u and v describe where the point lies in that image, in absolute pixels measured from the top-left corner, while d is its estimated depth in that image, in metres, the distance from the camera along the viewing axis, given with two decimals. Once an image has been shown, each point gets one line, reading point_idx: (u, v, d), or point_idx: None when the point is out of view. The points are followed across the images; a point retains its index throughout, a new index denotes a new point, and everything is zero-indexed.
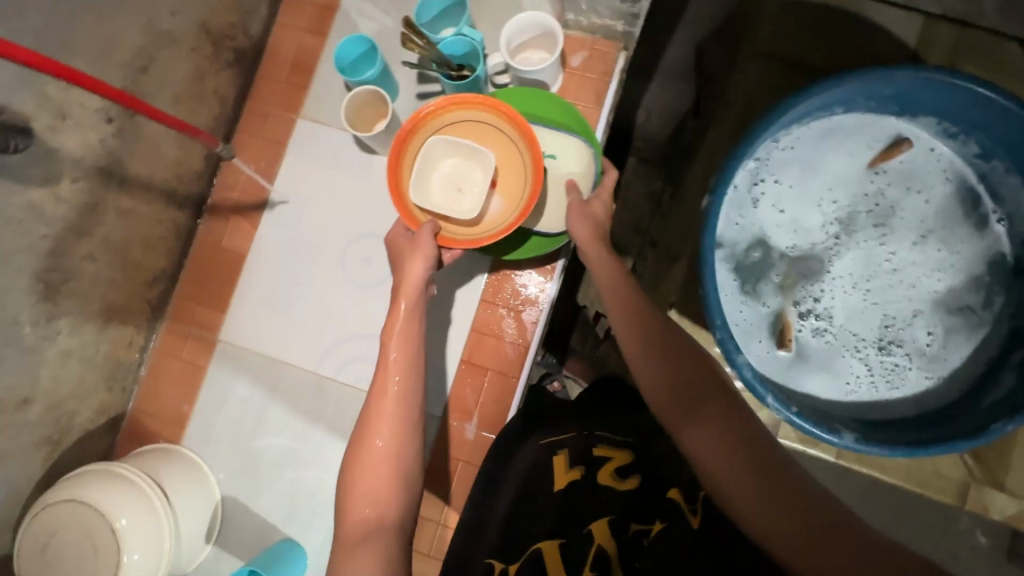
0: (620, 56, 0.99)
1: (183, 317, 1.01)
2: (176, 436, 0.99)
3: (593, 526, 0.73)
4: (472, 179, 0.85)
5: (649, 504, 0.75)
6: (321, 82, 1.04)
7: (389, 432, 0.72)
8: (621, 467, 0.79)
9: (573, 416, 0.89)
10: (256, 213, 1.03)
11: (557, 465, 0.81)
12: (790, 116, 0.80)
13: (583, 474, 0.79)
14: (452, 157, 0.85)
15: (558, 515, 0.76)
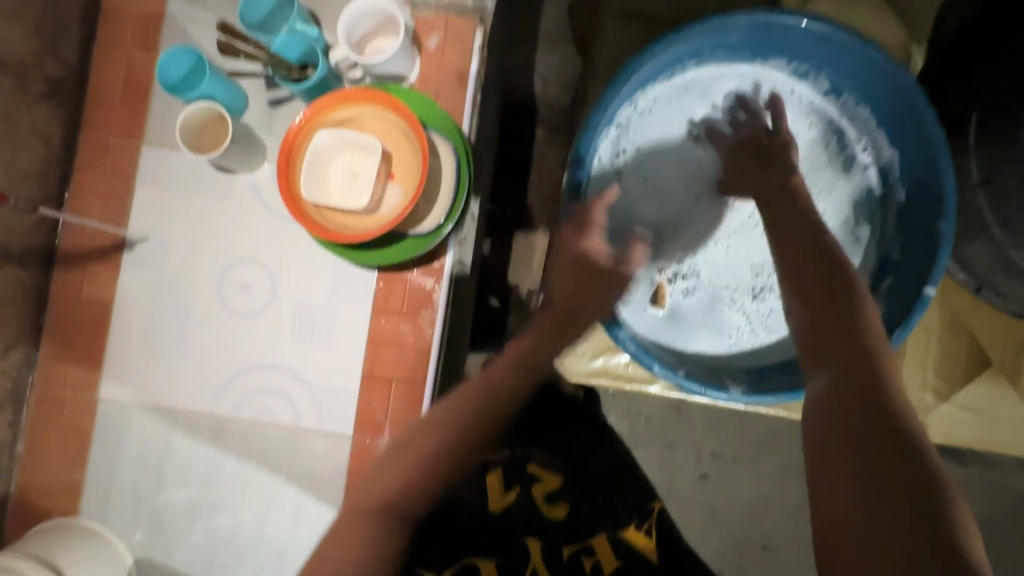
0: (478, 32, 0.94)
1: (53, 381, 0.93)
2: (71, 508, 0.92)
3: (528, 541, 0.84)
4: (363, 167, 0.80)
5: (578, 527, 0.87)
6: (159, 102, 0.94)
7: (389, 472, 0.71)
8: (551, 492, 0.90)
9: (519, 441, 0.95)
10: (115, 256, 0.94)
11: (491, 485, 0.89)
12: (643, 76, 0.81)
13: (519, 494, 0.89)
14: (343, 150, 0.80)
15: (496, 537, 0.85)
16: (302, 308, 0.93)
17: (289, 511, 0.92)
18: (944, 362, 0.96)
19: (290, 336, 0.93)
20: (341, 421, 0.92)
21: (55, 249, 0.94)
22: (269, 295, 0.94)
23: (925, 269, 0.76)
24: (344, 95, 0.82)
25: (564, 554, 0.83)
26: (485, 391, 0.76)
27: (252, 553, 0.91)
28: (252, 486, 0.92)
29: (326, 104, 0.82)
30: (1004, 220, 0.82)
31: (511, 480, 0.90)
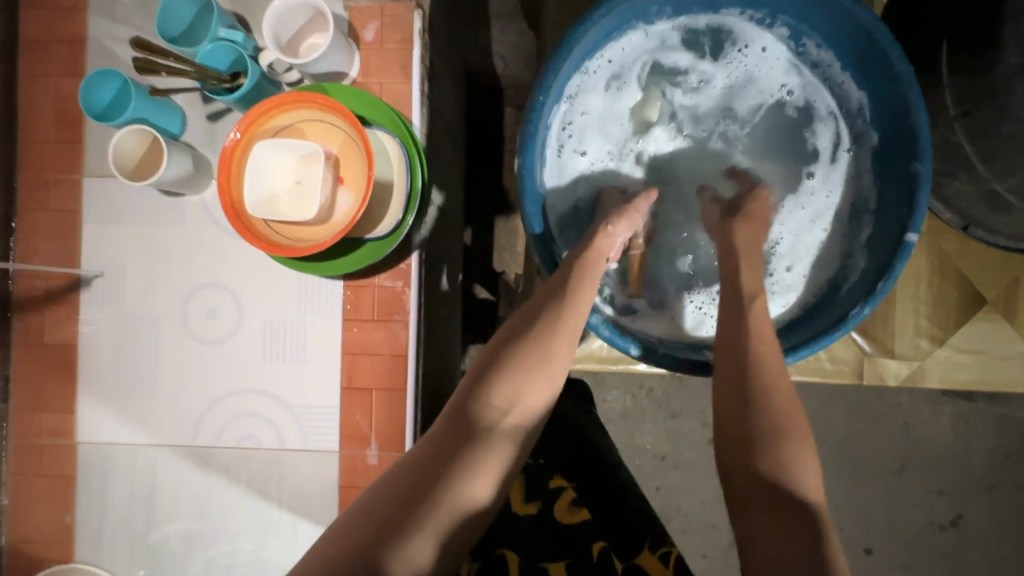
0: (416, 17, 0.89)
1: (26, 431, 0.91)
2: (66, 554, 0.91)
3: (548, 565, 0.81)
4: (306, 176, 0.77)
5: (596, 531, 0.84)
6: (94, 130, 0.90)
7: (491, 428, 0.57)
8: (573, 501, 0.86)
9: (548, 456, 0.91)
10: (72, 296, 0.91)
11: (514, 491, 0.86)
12: (589, 43, 0.76)
13: (539, 506, 0.85)
14: (283, 160, 0.77)
15: (528, 538, 0.83)
16: (271, 326, 0.91)
17: (285, 533, 0.91)
18: (937, 305, 0.93)
19: (262, 357, 0.91)
20: (326, 436, 0.90)
21: (10, 296, 0.91)
22: (236, 317, 0.91)
23: (904, 216, 0.73)
24: (279, 100, 0.77)
25: (591, 554, 0.81)
26: (557, 345, 0.63)
27: None
28: (244, 513, 0.91)
29: (263, 112, 0.77)
30: (986, 151, 0.77)
31: (531, 491, 0.86)
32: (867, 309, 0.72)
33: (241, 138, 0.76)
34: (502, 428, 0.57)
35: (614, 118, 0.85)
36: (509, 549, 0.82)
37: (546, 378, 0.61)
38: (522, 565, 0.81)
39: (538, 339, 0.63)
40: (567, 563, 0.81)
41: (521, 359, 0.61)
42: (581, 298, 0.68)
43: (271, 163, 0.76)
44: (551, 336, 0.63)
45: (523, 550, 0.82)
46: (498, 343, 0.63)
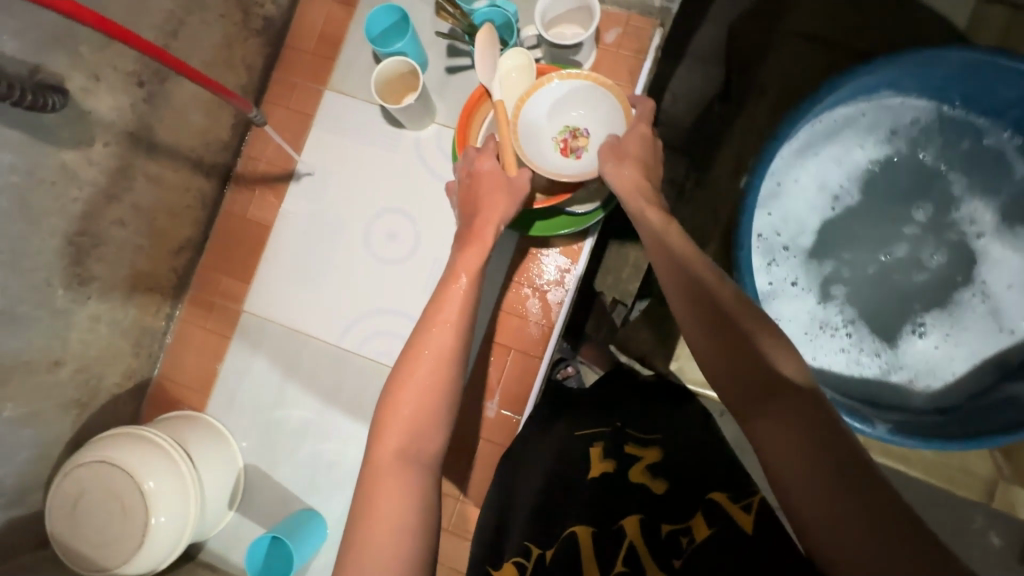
0: (656, 34, 0.97)
1: (207, 287, 1.02)
2: (201, 404, 1.01)
3: (624, 521, 0.65)
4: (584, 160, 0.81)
5: (681, 502, 0.66)
6: (350, 53, 1.02)
7: (418, 413, 0.59)
8: (653, 468, 0.71)
9: (632, 413, 0.82)
10: (281, 185, 1.02)
11: (591, 456, 0.75)
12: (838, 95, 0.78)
13: (614, 469, 0.72)
14: (571, 140, 0.81)
15: (591, 505, 0.68)
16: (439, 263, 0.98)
17: None
18: None
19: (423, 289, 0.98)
20: None
21: (232, 169, 1.03)
22: (412, 245, 0.99)
23: None
24: (596, 77, 0.77)
25: (661, 529, 0.63)
26: (439, 322, 0.63)
27: (349, 483, 0.96)
28: (359, 421, 0.98)
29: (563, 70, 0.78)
30: None
31: (609, 452, 0.74)
32: None
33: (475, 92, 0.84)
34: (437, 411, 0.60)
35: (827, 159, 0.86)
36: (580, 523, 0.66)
37: (435, 344, 0.62)
38: (595, 542, 0.63)
39: (422, 331, 0.63)
40: (641, 517, 0.64)
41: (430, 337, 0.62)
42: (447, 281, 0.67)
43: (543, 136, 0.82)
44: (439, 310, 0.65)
45: (601, 525, 0.65)
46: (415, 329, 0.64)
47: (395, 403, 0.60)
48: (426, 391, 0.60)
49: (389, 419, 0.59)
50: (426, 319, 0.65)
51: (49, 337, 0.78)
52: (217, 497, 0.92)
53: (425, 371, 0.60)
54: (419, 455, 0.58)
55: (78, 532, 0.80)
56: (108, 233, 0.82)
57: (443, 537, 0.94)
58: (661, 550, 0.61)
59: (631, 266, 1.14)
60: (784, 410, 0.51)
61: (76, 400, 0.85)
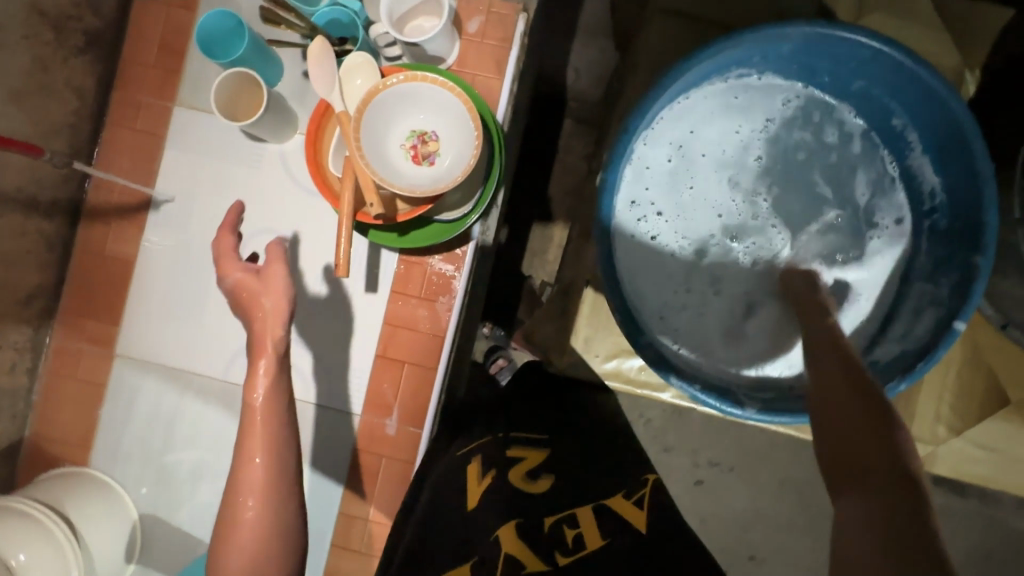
0: (520, 20, 0.92)
1: (70, 335, 0.94)
2: (83, 458, 0.94)
3: (498, 532, 0.74)
4: (443, 167, 0.77)
5: (563, 499, 0.80)
6: (194, 63, 0.94)
7: (255, 545, 0.64)
8: (534, 467, 0.82)
9: (504, 425, 0.89)
10: (139, 215, 0.95)
11: (469, 476, 0.81)
12: (690, 77, 0.77)
13: (495, 479, 0.80)
14: (424, 149, 0.77)
15: (462, 542, 0.75)
16: (320, 283, 0.93)
17: None
18: (961, 396, 0.94)
19: (306, 312, 0.94)
20: (351, 397, 0.93)
21: (82, 203, 0.95)
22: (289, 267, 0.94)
23: (955, 302, 0.74)
24: (430, 79, 0.74)
25: (545, 525, 0.76)
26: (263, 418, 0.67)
27: None
28: None
29: (401, 78, 0.74)
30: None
31: (489, 466, 0.81)
32: (903, 385, 0.73)
33: (318, 109, 0.77)
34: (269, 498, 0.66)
35: (696, 141, 0.85)
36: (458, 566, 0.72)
37: (251, 480, 0.66)
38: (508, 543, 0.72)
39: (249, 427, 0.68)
40: (518, 522, 0.76)
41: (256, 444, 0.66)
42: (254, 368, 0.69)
43: (392, 147, 0.77)
44: (246, 436, 0.67)
45: (482, 548, 0.73)
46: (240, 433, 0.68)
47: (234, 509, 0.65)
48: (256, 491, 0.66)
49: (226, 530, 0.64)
50: (239, 449, 0.67)
51: None
52: (108, 554, 0.88)
53: (251, 516, 0.65)
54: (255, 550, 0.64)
55: None
56: None
57: (356, 560, 0.93)
58: (543, 545, 0.73)
59: (555, 246, 1.17)
60: (861, 437, 0.53)
61: None
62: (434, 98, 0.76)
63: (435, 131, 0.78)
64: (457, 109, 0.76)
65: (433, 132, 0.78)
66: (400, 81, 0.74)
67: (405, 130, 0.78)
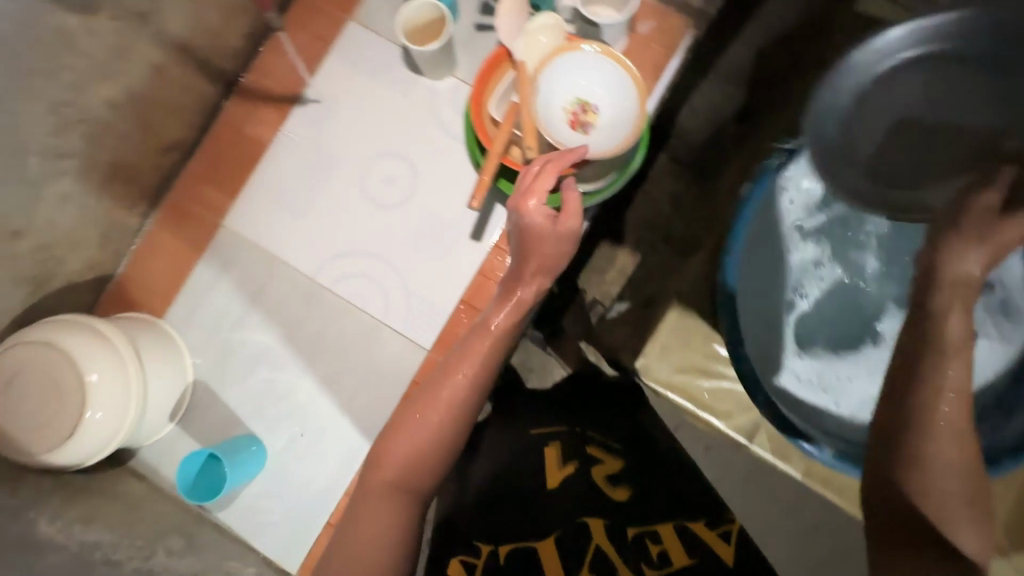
0: (689, 35, 0.96)
1: (187, 194, 0.98)
2: (159, 311, 0.98)
3: (587, 520, 0.85)
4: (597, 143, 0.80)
5: (641, 508, 0.87)
6: None
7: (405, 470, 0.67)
8: (613, 474, 0.89)
9: (590, 412, 0.96)
10: (286, 106, 0.99)
11: (549, 458, 0.90)
12: None
13: (575, 470, 0.89)
14: (587, 121, 0.81)
15: (550, 516, 0.86)
16: (429, 216, 0.97)
17: (348, 393, 0.95)
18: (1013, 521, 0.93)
19: (407, 238, 0.97)
20: (426, 331, 0.95)
21: (237, 79, 1.00)
22: (405, 194, 0.98)
23: None
24: (615, 57, 0.79)
25: (628, 534, 0.84)
26: (463, 370, 0.71)
27: (297, 418, 0.95)
28: (318, 359, 0.96)
29: (591, 49, 0.79)
30: None
31: (570, 453, 0.90)
32: None
33: (498, 53, 0.82)
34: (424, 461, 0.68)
35: None
36: (540, 538, 0.84)
37: (438, 407, 0.69)
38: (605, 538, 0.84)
39: (432, 387, 0.71)
40: (606, 522, 0.85)
41: (426, 403, 0.70)
42: (479, 335, 0.72)
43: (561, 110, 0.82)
44: (448, 375, 0.71)
45: (563, 529, 0.84)
46: (417, 396, 0.71)
47: (393, 456, 0.68)
48: (417, 445, 0.68)
49: (373, 480, 0.68)
50: (437, 379, 0.71)
51: (14, 202, 0.74)
52: (160, 405, 0.90)
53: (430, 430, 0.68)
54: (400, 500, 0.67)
55: (9, 408, 0.78)
56: (98, 112, 0.79)
57: None
58: (630, 555, 0.83)
59: None
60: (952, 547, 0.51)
61: (29, 277, 0.82)
62: (613, 77, 0.80)
63: (605, 108, 0.81)
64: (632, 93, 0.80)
65: (602, 108, 0.82)
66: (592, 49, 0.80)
67: (578, 96, 0.82)
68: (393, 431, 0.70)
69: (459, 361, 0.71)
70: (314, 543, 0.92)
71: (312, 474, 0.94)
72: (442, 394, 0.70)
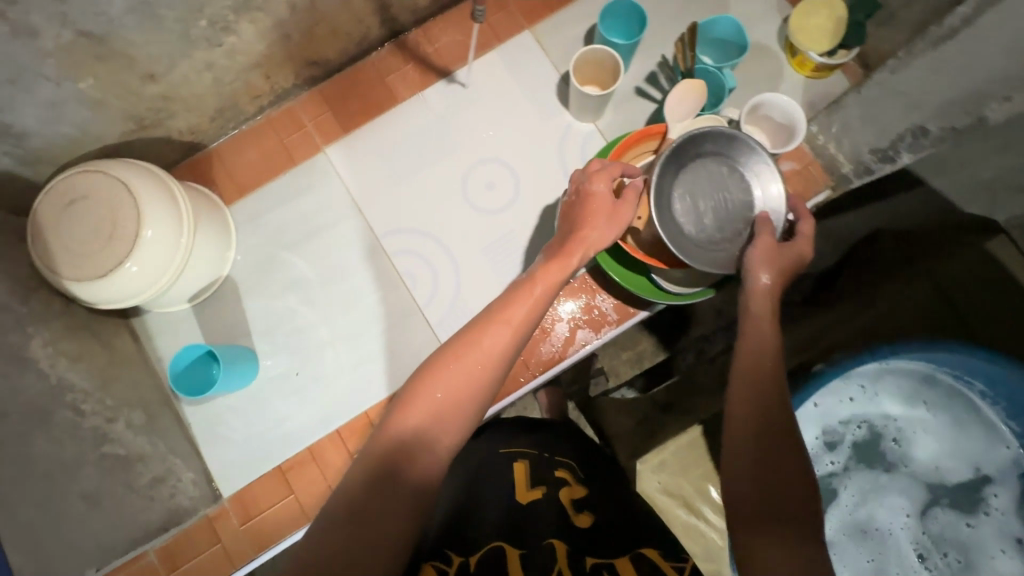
0: (822, 194, 0.96)
1: (307, 109, 1.00)
2: (228, 198, 0.98)
3: (552, 540, 0.69)
4: (703, 246, 0.76)
5: (606, 539, 0.71)
6: (569, 17, 1.02)
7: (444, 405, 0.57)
8: (580, 499, 0.77)
9: (565, 438, 0.88)
10: (433, 76, 1.01)
11: (518, 475, 0.78)
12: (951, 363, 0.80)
13: (544, 493, 0.76)
14: (688, 214, 0.77)
15: (508, 525, 0.70)
16: (509, 235, 0.97)
17: (357, 358, 0.95)
18: None
19: (481, 246, 0.97)
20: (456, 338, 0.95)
21: (403, 31, 1.01)
22: (498, 205, 0.98)
23: None
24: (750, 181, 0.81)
25: (586, 563, 0.67)
26: (495, 328, 0.62)
27: (300, 355, 0.95)
28: (346, 312, 0.96)
29: None
30: None
31: (538, 478, 0.79)
32: None
33: (655, 126, 0.84)
34: (438, 434, 0.57)
35: (910, 402, 0.89)
36: (505, 541, 0.68)
37: (484, 348, 0.61)
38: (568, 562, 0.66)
39: (458, 343, 0.61)
40: (569, 549, 0.68)
41: (457, 365, 0.59)
42: (520, 295, 0.65)
43: (669, 187, 0.77)
44: (504, 310, 0.64)
45: (528, 547, 0.67)
46: (437, 356, 0.61)
47: (416, 434, 0.56)
48: (435, 407, 0.57)
49: (385, 467, 0.54)
50: (488, 317, 0.64)
51: (165, 51, 0.76)
52: (187, 285, 0.89)
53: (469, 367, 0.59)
54: (415, 471, 0.55)
55: (57, 226, 0.78)
56: (277, 8, 0.80)
57: (336, 447, 0.92)
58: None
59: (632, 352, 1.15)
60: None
61: (137, 116, 0.83)
62: (745, 192, 0.76)
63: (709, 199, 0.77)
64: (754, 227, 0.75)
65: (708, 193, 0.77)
66: (744, 168, 0.76)
67: (682, 186, 0.78)
68: (406, 393, 0.58)
69: (497, 320, 0.63)
70: (258, 479, 0.92)
71: (287, 416, 0.93)
72: (469, 353, 0.60)
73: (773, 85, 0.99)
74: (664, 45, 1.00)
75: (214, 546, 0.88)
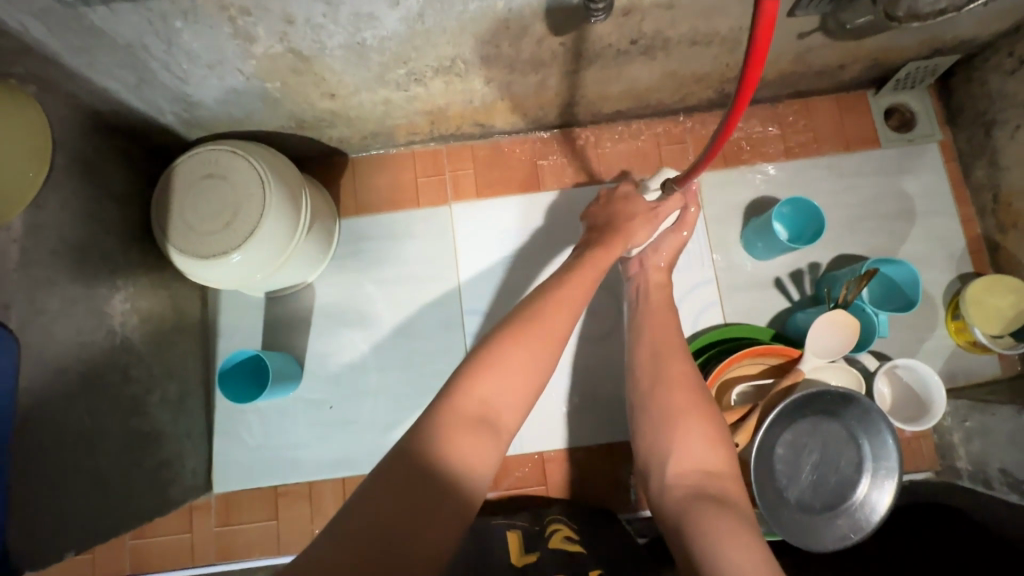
0: (924, 472, 0.88)
1: (453, 160, 0.98)
2: (344, 209, 0.97)
3: None
4: (793, 501, 0.73)
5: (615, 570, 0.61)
6: (741, 180, 0.96)
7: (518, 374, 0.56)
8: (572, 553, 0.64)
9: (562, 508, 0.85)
10: (584, 179, 0.97)
11: (513, 542, 0.67)
12: None
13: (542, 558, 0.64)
14: (789, 462, 0.74)
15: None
16: (589, 367, 0.94)
17: (393, 421, 0.92)
18: None
19: (558, 367, 0.94)
20: None
21: (576, 125, 0.98)
22: (592, 334, 0.94)
23: None
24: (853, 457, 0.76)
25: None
26: (540, 337, 0.58)
27: (342, 389, 0.93)
28: (404, 367, 0.94)
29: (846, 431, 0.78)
30: None
31: (532, 545, 0.67)
32: None
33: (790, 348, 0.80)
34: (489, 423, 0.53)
35: None
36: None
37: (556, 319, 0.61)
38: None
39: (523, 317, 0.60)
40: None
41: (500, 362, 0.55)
42: (553, 317, 0.62)
43: (784, 429, 0.74)
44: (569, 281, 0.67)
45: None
46: (464, 361, 0.57)
47: (451, 434, 0.50)
48: (473, 403, 0.53)
49: (426, 446, 0.49)
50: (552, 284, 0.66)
51: (356, 81, 0.75)
52: (277, 281, 0.88)
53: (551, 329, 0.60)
54: (457, 466, 0.50)
55: (188, 193, 0.78)
56: (473, 80, 0.78)
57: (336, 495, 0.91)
58: None
59: None
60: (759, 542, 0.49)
61: (300, 119, 0.82)
62: (852, 466, 0.74)
63: (813, 458, 0.75)
64: (850, 524, 0.72)
65: (814, 453, 0.75)
66: (868, 453, 0.73)
67: (795, 434, 0.74)
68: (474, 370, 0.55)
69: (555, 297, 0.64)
70: (253, 491, 0.91)
71: (306, 445, 0.92)
72: (508, 357, 0.56)
73: (921, 340, 0.91)
74: (823, 251, 0.93)
75: (183, 534, 0.90)
